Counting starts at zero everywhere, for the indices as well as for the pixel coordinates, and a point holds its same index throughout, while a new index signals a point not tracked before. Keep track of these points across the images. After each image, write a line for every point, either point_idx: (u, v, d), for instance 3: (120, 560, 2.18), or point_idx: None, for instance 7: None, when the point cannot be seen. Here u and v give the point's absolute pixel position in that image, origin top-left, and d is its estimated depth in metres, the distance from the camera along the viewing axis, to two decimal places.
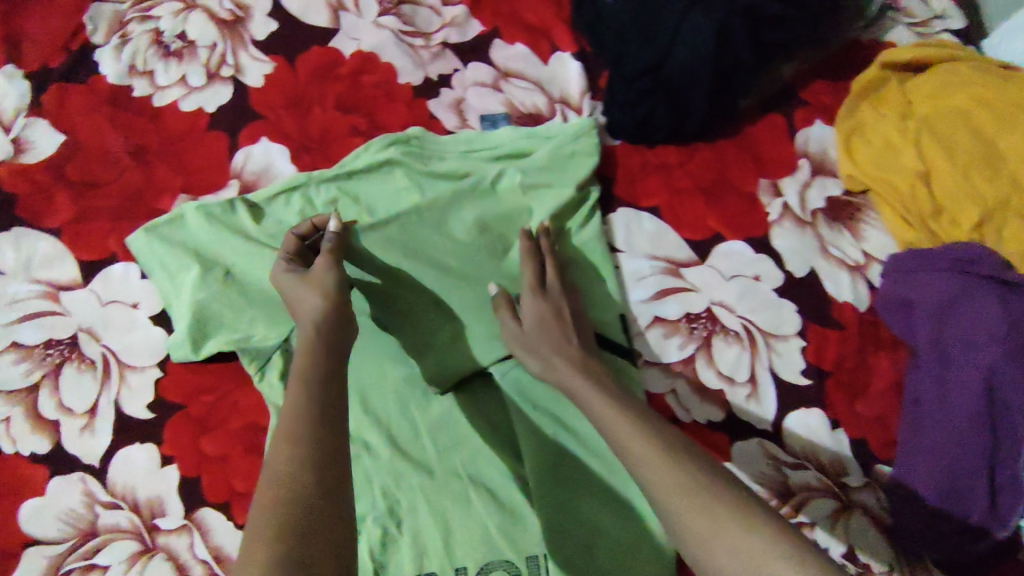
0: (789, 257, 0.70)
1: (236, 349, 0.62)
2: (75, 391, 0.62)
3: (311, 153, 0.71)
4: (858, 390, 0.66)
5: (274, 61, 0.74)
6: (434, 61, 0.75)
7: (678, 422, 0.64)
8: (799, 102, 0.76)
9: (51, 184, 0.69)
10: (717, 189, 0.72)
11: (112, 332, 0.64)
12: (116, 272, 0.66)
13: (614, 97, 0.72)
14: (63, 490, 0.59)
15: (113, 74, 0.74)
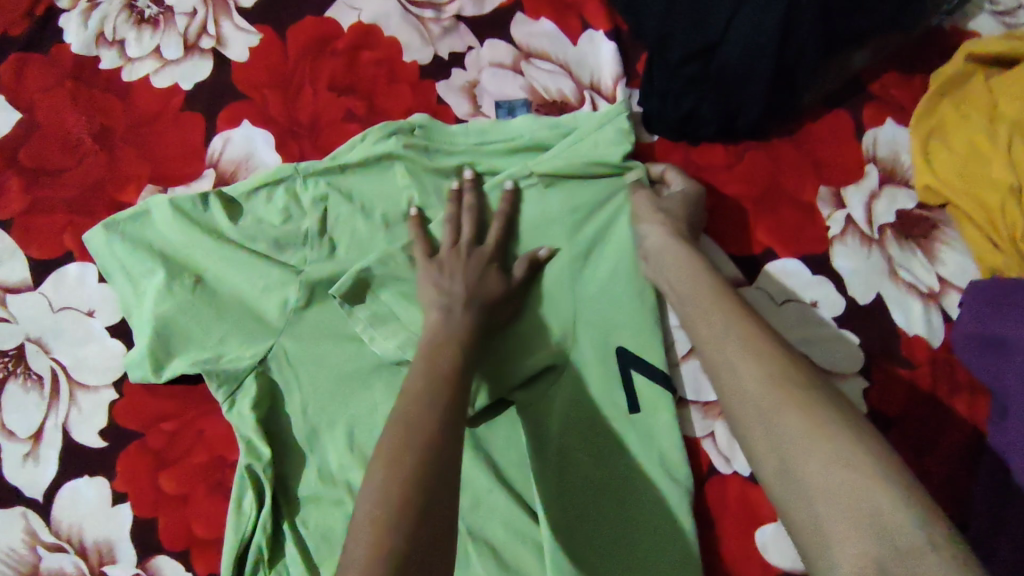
0: (853, 280, 0.60)
1: (201, 371, 0.53)
2: (19, 411, 0.54)
3: (299, 141, 0.61)
4: (927, 443, 0.56)
5: (261, 32, 0.64)
6: (445, 36, 0.65)
7: (717, 473, 0.55)
8: (868, 97, 0.66)
9: (4, 170, 0.60)
10: (770, 196, 0.62)
11: (62, 343, 0.55)
12: (70, 273, 0.57)
13: (652, 85, 0.61)
14: (1, 525, 0.51)
15: (78, 44, 0.64)
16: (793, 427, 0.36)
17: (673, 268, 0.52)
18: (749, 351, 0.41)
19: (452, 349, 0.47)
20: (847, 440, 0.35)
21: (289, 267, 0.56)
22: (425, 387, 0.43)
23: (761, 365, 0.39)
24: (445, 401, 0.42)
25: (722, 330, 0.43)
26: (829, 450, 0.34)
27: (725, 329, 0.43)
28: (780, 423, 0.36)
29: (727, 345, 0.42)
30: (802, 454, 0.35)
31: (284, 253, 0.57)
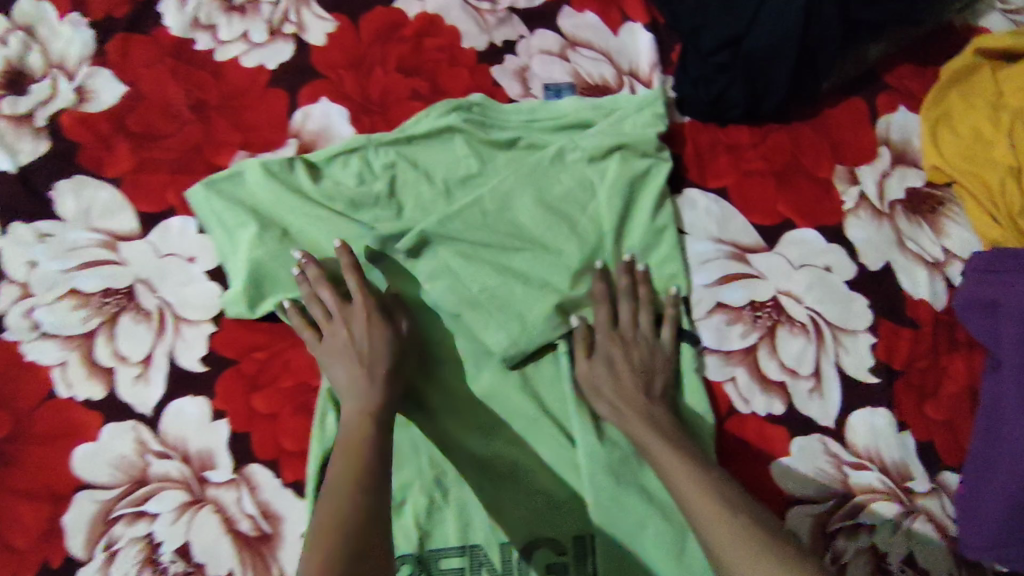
0: (865, 249, 0.66)
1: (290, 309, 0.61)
2: (131, 340, 0.62)
3: (371, 116, 0.70)
4: (928, 392, 0.62)
5: (337, 19, 0.73)
6: (500, 26, 0.73)
7: (736, 413, 0.61)
8: (882, 85, 0.72)
9: (112, 134, 0.68)
10: (791, 173, 0.68)
11: (167, 284, 0.64)
12: (174, 225, 0.66)
13: (686, 71, 0.68)
14: (116, 436, 0.60)
15: (176, 26, 0.72)
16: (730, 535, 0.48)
17: (608, 372, 0.60)
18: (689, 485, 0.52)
19: (357, 451, 0.51)
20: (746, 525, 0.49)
21: (363, 224, 0.64)
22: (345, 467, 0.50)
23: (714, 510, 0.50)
24: (366, 471, 0.50)
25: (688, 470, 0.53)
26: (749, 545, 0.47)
27: (676, 474, 0.53)
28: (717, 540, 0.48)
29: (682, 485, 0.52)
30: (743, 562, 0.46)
31: (358, 212, 0.65)
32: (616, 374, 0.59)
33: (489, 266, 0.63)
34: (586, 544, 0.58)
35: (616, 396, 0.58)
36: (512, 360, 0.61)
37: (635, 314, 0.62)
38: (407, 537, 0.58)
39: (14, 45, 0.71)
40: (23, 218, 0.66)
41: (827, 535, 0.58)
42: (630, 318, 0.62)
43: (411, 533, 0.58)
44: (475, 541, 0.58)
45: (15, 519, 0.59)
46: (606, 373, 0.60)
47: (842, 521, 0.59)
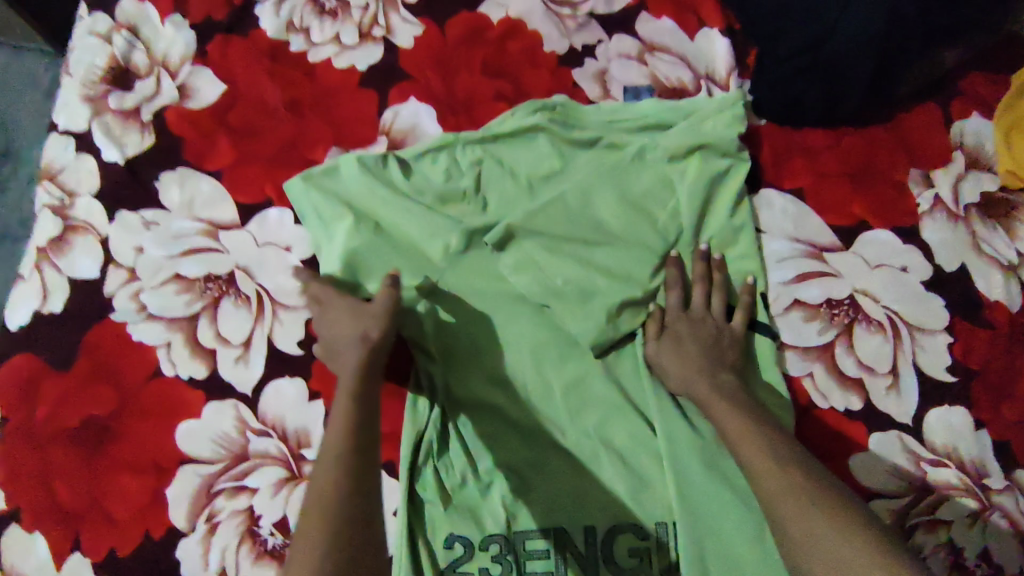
0: (941, 250, 0.67)
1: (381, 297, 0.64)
2: (232, 323, 0.66)
3: (457, 116, 0.73)
4: (1006, 392, 0.63)
5: (424, 23, 0.76)
6: (579, 31, 0.75)
7: (815, 408, 0.63)
8: (955, 91, 0.73)
9: (214, 130, 0.72)
10: (866, 175, 0.70)
11: (265, 271, 0.68)
12: (271, 216, 0.69)
13: (763, 76, 0.71)
14: (217, 413, 0.64)
15: (271, 29, 0.76)
16: (782, 489, 0.48)
17: (678, 344, 0.62)
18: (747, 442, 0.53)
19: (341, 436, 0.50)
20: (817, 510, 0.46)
21: (452, 218, 0.67)
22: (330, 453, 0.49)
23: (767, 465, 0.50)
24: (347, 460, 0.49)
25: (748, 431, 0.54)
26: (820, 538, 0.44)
27: (735, 434, 0.54)
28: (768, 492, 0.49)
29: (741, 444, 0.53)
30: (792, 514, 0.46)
31: (446, 207, 0.68)
32: (682, 351, 0.61)
33: (572, 260, 0.65)
34: (670, 530, 0.60)
35: (686, 367, 0.61)
36: (597, 349, 0.64)
37: (708, 298, 0.64)
38: (495, 519, 0.60)
39: (119, 44, 0.76)
40: (130, 207, 0.70)
41: (906, 529, 0.60)
42: (703, 301, 0.64)
43: (499, 515, 0.60)
44: (560, 524, 0.60)
45: (123, 490, 0.62)
46: (677, 346, 0.62)
47: (921, 516, 0.60)
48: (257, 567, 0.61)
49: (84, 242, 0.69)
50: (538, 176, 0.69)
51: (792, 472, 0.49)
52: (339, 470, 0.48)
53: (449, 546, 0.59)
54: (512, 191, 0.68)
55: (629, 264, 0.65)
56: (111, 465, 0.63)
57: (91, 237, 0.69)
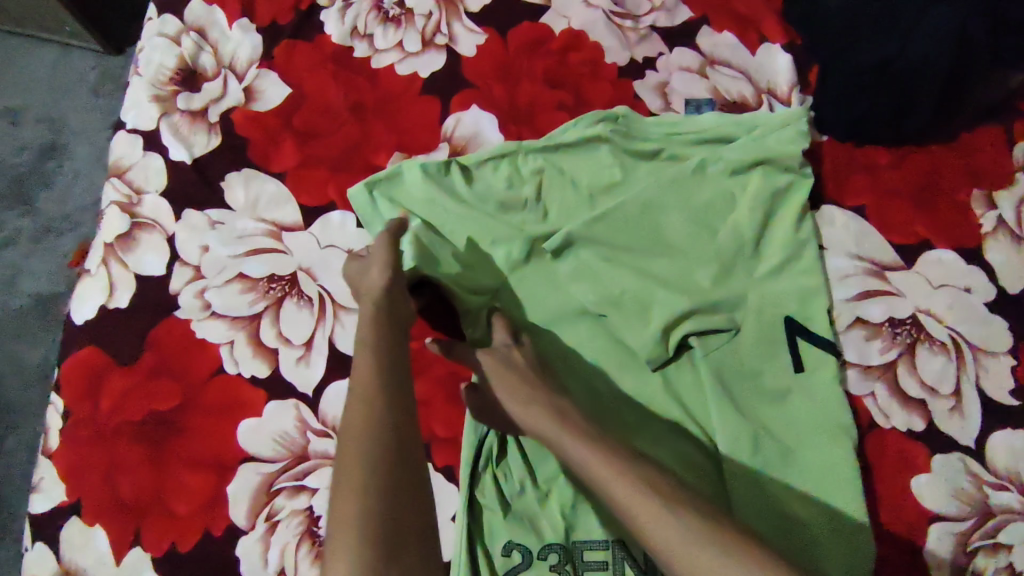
0: (1004, 272, 0.67)
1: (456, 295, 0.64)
2: (294, 324, 0.67)
3: (519, 124, 0.73)
4: None
5: (487, 32, 0.77)
6: (641, 43, 0.76)
7: (876, 427, 0.62)
8: (1018, 114, 0.73)
9: (279, 132, 0.73)
10: (929, 195, 0.69)
11: (328, 274, 0.68)
12: (334, 219, 0.70)
13: (827, 90, 0.71)
14: (278, 413, 0.64)
15: (336, 34, 0.78)
16: (676, 529, 0.44)
17: (506, 382, 0.57)
18: (624, 485, 0.47)
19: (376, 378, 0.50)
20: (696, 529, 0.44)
21: (513, 225, 0.67)
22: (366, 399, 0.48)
23: (649, 503, 0.46)
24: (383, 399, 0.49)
25: (619, 469, 0.48)
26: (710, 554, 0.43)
27: (612, 476, 0.48)
28: (673, 538, 0.44)
29: (610, 480, 0.47)
30: (704, 556, 0.43)
31: (506, 215, 0.67)
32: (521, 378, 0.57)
33: (629, 269, 0.65)
34: None
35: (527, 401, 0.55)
36: (656, 361, 0.63)
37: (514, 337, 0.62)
38: (553, 528, 0.60)
39: (187, 45, 0.77)
40: (196, 206, 0.71)
41: (967, 553, 0.59)
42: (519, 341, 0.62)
43: (556, 524, 0.60)
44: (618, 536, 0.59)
45: (185, 486, 0.62)
46: (518, 387, 0.56)
47: (982, 540, 0.59)
48: (315, 566, 0.60)
49: (152, 239, 0.70)
50: (599, 185, 0.69)
51: (681, 504, 0.46)
52: (372, 416, 0.47)
53: (507, 554, 0.59)
54: (573, 201, 0.68)
55: (690, 280, 0.65)
56: (168, 461, 0.63)
57: (158, 235, 0.70)
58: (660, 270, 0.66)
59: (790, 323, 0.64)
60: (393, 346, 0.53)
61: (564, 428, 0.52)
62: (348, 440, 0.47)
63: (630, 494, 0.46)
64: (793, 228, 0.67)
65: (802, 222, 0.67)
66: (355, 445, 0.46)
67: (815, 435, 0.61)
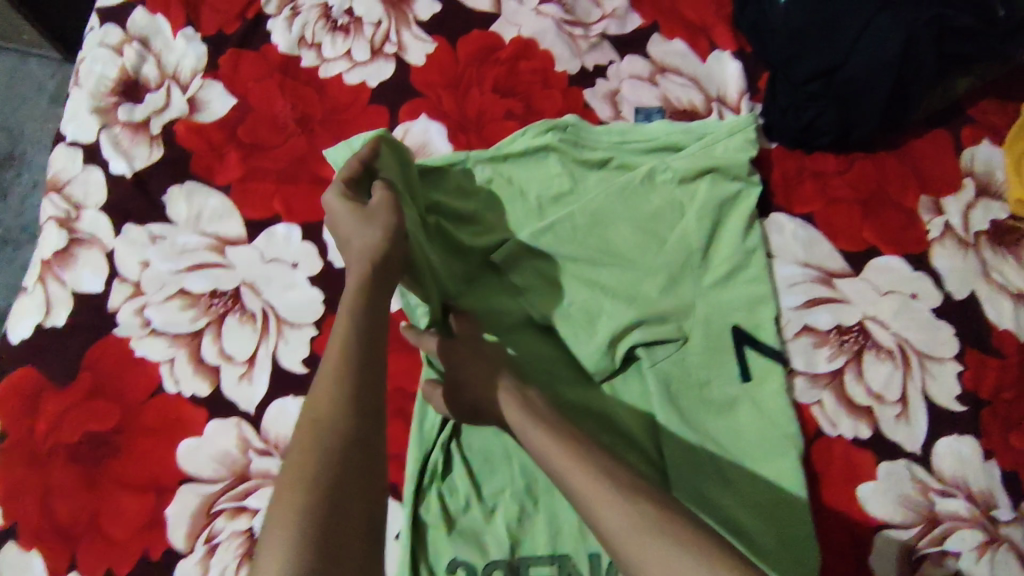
0: (950, 278, 0.67)
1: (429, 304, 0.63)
2: (236, 340, 0.65)
3: (467, 134, 0.72)
4: (1014, 423, 0.63)
5: (436, 41, 0.76)
6: (591, 51, 0.76)
7: (824, 435, 0.62)
8: (965, 118, 0.73)
9: (223, 144, 0.72)
10: (876, 201, 0.70)
11: (272, 288, 0.67)
12: (279, 232, 0.69)
13: (775, 98, 0.71)
14: (219, 433, 0.63)
15: (283, 43, 0.76)
16: (628, 520, 0.42)
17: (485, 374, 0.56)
18: (578, 473, 0.46)
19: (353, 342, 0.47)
20: (654, 519, 0.42)
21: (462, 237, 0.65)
22: (336, 364, 0.45)
23: (604, 492, 0.44)
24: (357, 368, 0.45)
25: (572, 461, 0.46)
26: (659, 548, 0.41)
27: (566, 465, 0.46)
28: (620, 526, 0.42)
29: (570, 475, 0.46)
30: (654, 549, 0.41)
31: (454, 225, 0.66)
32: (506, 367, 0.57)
33: (579, 281, 0.65)
34: None
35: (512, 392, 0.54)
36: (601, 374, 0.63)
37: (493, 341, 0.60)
38: (497, 543, 0.59)
39: (130, 55, 0.75)
40: (137, 221, 0.69)
41: (914, 560, 0.58)
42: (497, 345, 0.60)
43: (501, 540, 0.59)
44: (564, 551, 0.59)
45: (123, 509, 0.60)
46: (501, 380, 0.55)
47: (929, 548, 0.59)
48: None
49: (91, 256, 0.68)
50: (547, 196, 0.68)
51: (638, 493, 0.44)
52: (337, 384, 0.44)
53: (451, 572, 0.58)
54: (519, 214, 0.68)
55: (638, 290, 0.64)
56: (106, 483, 0.61)
57: (97, 251, 0.68)
58: (609, 280, 0.65)
59: (736, 331, 0.64)
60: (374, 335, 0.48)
61: (537, 422, 0.50)
62: (301, 421, 0.43)
63: (584, 483, 0.45)
64: (741, 236, 0.66)
65: (749, 231, 0.67)
66: (308, 427, 0.42)
67: (763, 446, 0.60)
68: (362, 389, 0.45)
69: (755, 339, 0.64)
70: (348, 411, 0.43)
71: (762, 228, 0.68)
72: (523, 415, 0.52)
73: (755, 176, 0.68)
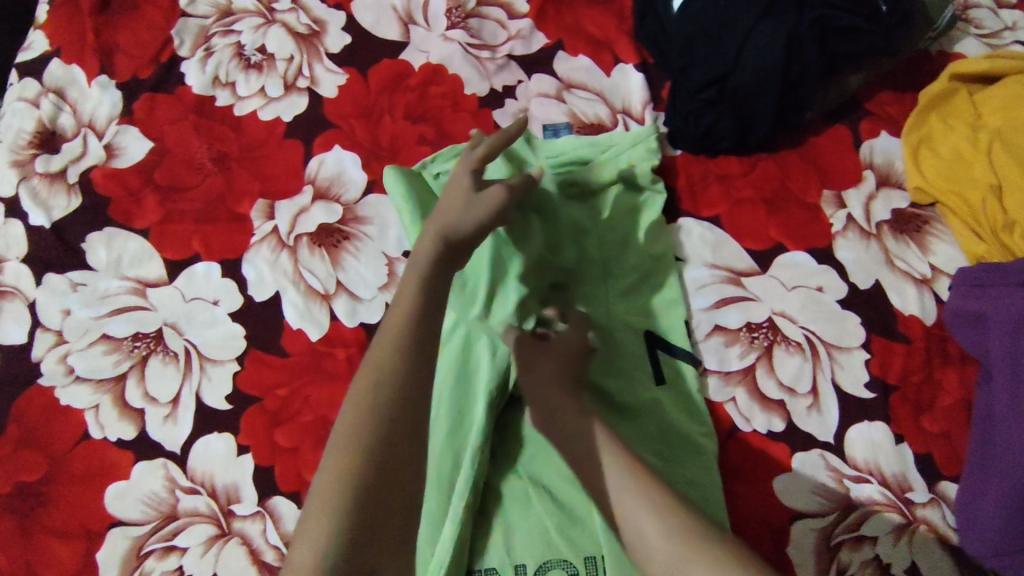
0: (853, 268, 0.69)
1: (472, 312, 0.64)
2: (160, 381, 0.66)
3: (381, 161, 0.74)
4: (923, 405, 0.64)
5: (347, 72, 0.78)
6: (499, 72, 0.77)
7: (738, 431, 0.64)
8: (864, 112, 0.76)
9: (141, 188, 0.73)
10: (779, 199, 0.72)
11: (194, 327, 0.68)
12: (199, 271, 0.70)
13: (676, 107, 0.73)
14: (147, 474, 0.63)
15: (197, 84, 0.78)
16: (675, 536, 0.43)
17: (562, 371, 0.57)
18: (625, 486, 0.47)
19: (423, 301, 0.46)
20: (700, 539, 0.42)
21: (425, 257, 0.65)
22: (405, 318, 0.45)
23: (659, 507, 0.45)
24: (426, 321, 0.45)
25: (620, 478, 0.48)
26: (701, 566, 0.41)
27: (616, 473, 0.48)
28: (656, 534, 0.44)
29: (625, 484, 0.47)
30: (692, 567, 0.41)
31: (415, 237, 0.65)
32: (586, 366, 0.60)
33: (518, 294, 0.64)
34: (598, 564, 0.58)
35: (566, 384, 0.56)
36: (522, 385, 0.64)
37: None
38: None
39: (46, 107, 0.77)
40: (57, 270, 0.70)
41: (832, 548, 0.60)
42: None
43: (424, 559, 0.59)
44: (490, 565, 0.59)
45: (52, 557, 0.61)
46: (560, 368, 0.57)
47: (846, 534, 0.60)
48: None
49: (13, 307, 0.69)
50: None
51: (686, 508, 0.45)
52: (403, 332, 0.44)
53: None
54: None
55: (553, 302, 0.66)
56: (35, 533, 0.61)
57: (20, 302, 0.69)
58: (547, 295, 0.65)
59: (646, 335, 0.65)
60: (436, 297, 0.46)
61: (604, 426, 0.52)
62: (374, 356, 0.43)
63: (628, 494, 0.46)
64: (646, 243, 0.69)
65: (655, 236, 0.69)
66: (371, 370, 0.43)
67: (680, 445, 0.61)
68: (414, 372, 0.43)
69: (666, 341, 0.65)
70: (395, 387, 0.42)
71: (669, 233, 0.70)
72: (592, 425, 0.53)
73: (660, 184, 0.71)
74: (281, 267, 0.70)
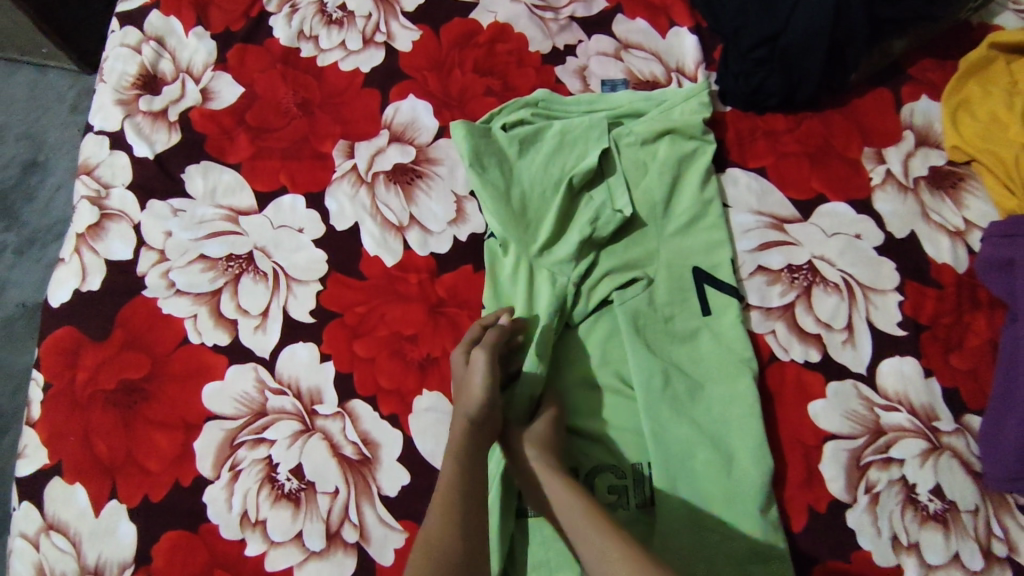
0: (891, 219, 0.74)
1: (536, 246, 0.71)
2: (251, 296, 0.73)
3: (451, 110, 0.81)
4: (952, 344, 0.69)
5: (421, 29, 0.84)
6: (561, 32, 0.84)
7: (776, 360, 0.69)
8: (906, 77, 0.81)
9: (233, 128, 0.81)
10: (822, 153, 0.77)
11: (281, 251, 0.75)
12: (285, 202, 0.77)
13: (727, 68, 0.78)
14: (239, 376, 0.71)
15: (284, 37, 0.85)
16: None
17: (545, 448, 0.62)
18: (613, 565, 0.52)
19: (454, 498, 0.56)
20: None
21: (491, 198, 0.71)
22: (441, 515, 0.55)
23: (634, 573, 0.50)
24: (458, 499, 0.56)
25: (606, 552, 0.53)
26: None
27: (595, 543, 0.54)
28: None
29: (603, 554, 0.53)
30: None
31: (485, 178, 0.72)
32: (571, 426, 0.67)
33: (575, 234, 0.71)
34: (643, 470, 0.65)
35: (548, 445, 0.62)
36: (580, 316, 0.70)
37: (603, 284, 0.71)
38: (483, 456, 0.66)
39: (147, 53, 0.84)
40: (159, 197, 0.78)
41: (861, 466, 0.65)
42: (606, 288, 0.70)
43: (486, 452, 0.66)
44: None
45: (155, 444, 0.68)
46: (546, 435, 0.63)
47: (876, 455, 0.65)
48: (274, 509, 0.66)
49: (119, 228, 0.76)
50: (538, 160, 0.74)
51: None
52: (446, 514, 0.55)
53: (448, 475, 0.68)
54: (529, 174, 0.73)
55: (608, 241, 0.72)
56: (141, 423, 0.69)
57: (126, 224, 0.77)
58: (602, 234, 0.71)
59: (693, 271, 0.71)
60: (470, 480, 0.58)
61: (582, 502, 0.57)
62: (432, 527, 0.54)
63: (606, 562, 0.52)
64: (695, 189, 0.74)
65: (706, 182, 0.75)
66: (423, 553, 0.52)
67: (722, 367, 0.67)
68: (469, 533, 0.54)
69: (712, 276, 0.71)
70: (455, 541, 0.53)
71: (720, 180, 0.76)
72: (569, 521, 0.57)
73: (710, 136, 0.76)
74: (360, 201, 0.77)
